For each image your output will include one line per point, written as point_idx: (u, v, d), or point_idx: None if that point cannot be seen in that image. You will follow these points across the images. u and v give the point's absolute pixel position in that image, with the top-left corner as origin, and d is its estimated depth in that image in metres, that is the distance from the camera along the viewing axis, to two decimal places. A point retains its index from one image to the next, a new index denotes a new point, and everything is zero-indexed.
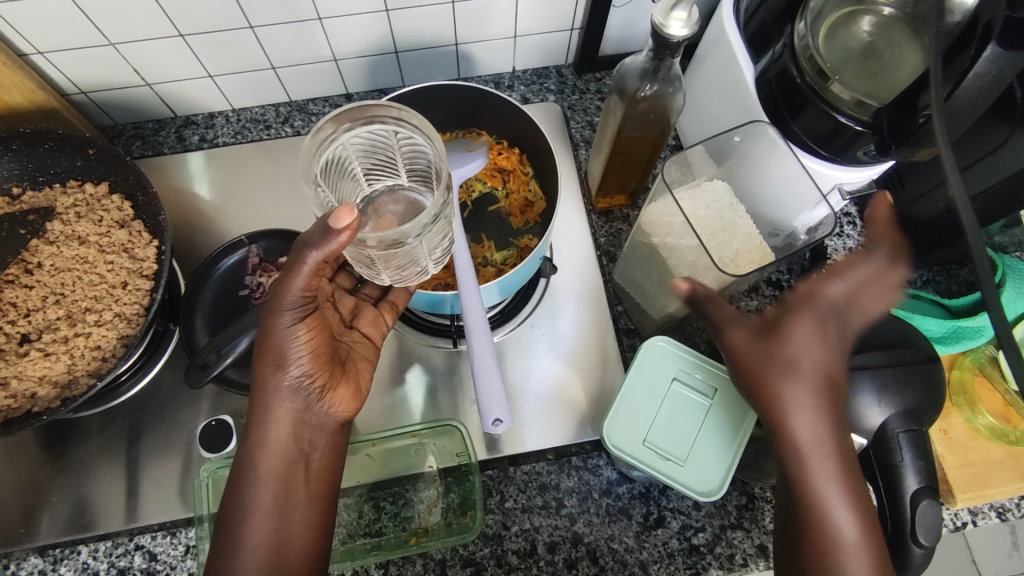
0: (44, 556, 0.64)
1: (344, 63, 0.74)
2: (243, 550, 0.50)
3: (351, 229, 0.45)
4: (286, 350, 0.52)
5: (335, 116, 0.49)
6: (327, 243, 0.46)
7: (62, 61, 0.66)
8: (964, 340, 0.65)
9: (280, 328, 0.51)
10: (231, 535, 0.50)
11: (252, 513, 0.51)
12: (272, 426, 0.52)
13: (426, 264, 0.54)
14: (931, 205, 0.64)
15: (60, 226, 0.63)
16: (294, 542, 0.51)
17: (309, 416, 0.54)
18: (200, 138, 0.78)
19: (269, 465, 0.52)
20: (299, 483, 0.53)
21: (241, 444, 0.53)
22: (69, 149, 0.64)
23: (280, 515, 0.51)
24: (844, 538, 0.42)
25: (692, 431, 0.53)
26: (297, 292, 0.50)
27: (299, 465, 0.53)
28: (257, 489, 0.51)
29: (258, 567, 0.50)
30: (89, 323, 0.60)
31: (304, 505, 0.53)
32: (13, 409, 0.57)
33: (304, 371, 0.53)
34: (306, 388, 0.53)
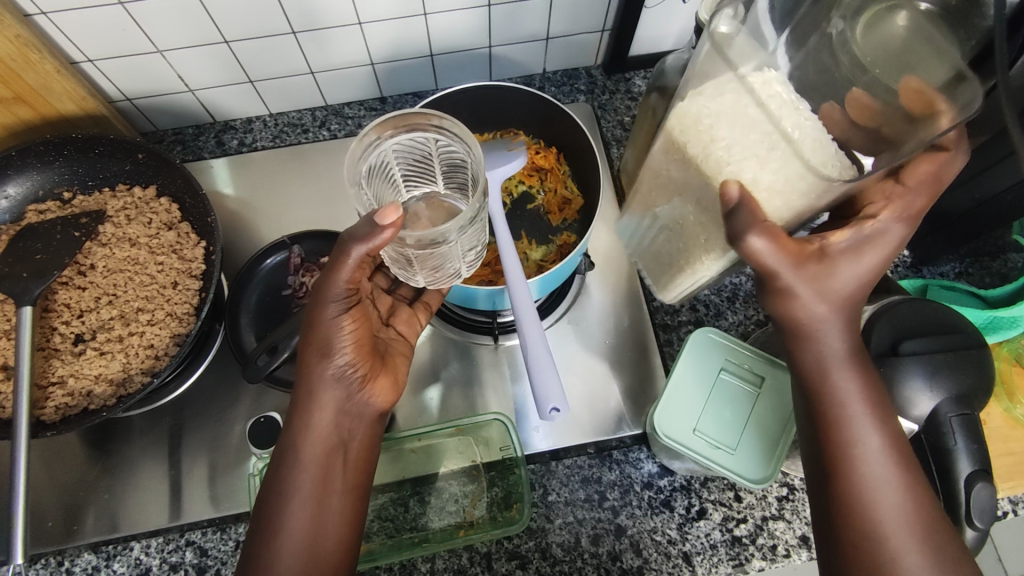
0: (96, 552, 0.65)
1: (381, 67, 0.76)
2: (281, 536, 0.51)
3: (395, 226, 0.47)
4: (331, 339, 0.53)
5: (379, 124, 0.51)
6: (372, 238, 0.47)
7: (110, 69, 0.68)
8: (1000, 330, 0.65)
9: (326, 318, 0.53)
10: (268, 523, 0.51)
11: (290, 498, 0.52)
12: (313, 415, 0.53)
13: (460, 266, 0.56)
14: (963, 199, 0.65)
15: (112, 228, 0.65)
16: (329, 531, 0.52)
17: (351, 406, 0.54)
18: (239, 143, 0.80)
19: (309, 455, 0.53)
20: (337, 474, 0.53)
21: (284, 430, 0.54)
22: (119, 153, 0.66)
23: (317, 503, 0.52)
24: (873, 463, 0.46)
25: (741, 416, 0.54)
26: (343, 284, 0.52)
27: (338, 454, 0.54)
28: (297, 475, 0.52)
29: (295, 555, 0.50)
30: (142, 322, 0.61)
31: (340, 494, 0.53)
32: (71, 406, 0.58)
33: (348, 360, 0.53)
34: (349, 377, 0.54)
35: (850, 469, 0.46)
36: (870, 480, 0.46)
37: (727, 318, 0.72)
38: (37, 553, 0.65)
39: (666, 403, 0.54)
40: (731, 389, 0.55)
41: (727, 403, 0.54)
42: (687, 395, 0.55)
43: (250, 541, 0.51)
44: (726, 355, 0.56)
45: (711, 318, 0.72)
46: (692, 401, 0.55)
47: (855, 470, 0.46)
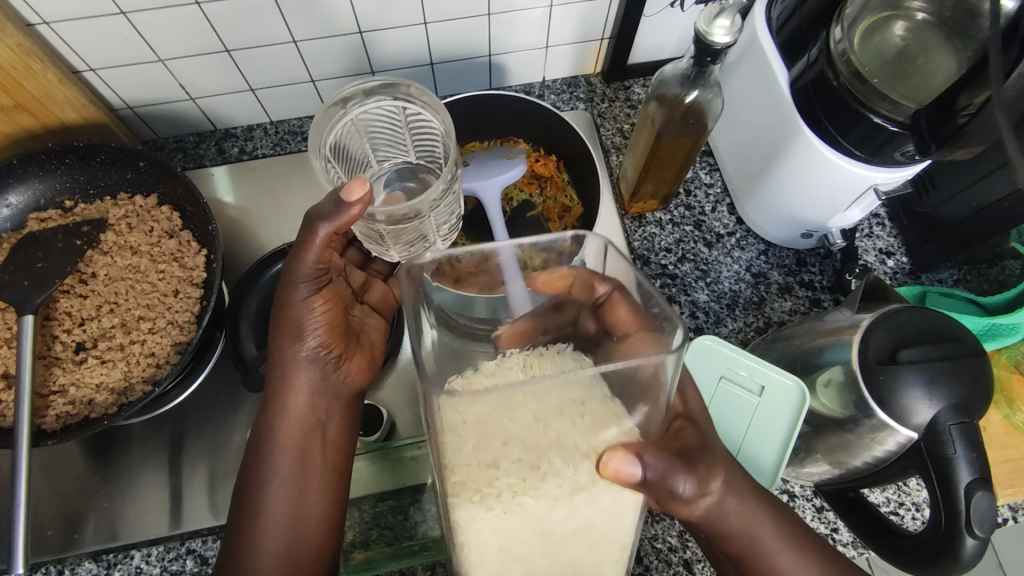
0: (97, 562, 0.65)
1: (382, 75, 0.76)
2: (261, 519, 0.50)
3: (362, 202, 0.48)
4: (303, 321, 0.52)
5: (345, 95, 0.53)
6: (339, 216, 0.48)
7: (112, 78, 0.68)
8: (999, 337, 0.65)
9: (297, 300, 0.52)
10: (249, 504, 0.51)
11: (270, 479, 0.51)
12: (289, 397, 0.53)
13: (431, 237, 0.58)
14: (960, 206, 0.65)
15: (113, 236, 0.65)
16: (309, 514, 0.51)
17: (325, 386, 0.55)
18: (240, 151, 0.80)
19: (286, 437, 0.53)
20: (315, 454, 0.53)
21: (261, 412, 0.54)
22: (120, 162, 0.67)
23: (297, 488, 0.52)
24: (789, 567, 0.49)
25: (742, 427, 0.55)
26: (311, 264, 0.51)
27: (316, 434, 0.54)
28: (275, 456, 0.52)
29: (274, 537, 0.50)
30: (143, 331, 0.61)
31: (320, 476, 0.53)
32: (72, 415, 0.58)
33: (320, 341, 0.53)
34: (323, 359, 0.54)
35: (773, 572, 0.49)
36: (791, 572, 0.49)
37: (727, 325, 0.72)
38: (38, 561, 0.64)
39: None
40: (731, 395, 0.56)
41: (726, 410, 0.55)
42: None
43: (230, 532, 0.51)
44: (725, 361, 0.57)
45: (711, 325, 0.72)
46: None
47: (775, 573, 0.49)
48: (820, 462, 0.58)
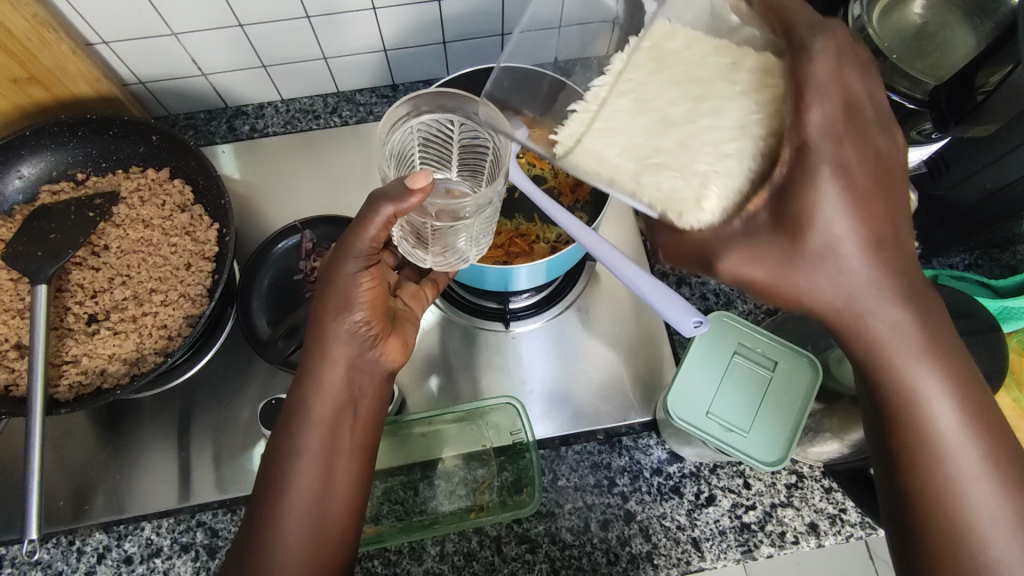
0: (108, 532, 0.65)
1: (393, 54, 0.76)
2: (292, 490, 0.50)
3: (423, 192, 0.47)
4: (349, 295, 0.53)
5: (411, 101, 0.52)
6: (401, 201, 0.48)
7: (125, 51, 0.68)
8: (1012, 320, 0.65)
9: (344, 274, 0.53)
10: (277, 473, 0.50)
11: (301, 452, 0.50)
12: (328, 368, 0.52)
13: (467, 250, 0.58)
14: (974, 189, 0.65)
15: (126, 209, 0.65)
16: (338, 489, 0.51)
17: (361, 363, 0.54)
18: (251, 128, 0.80)
19: (320, 412, 0.52)
20: (347, 430, 0.52)
21: (295, 382, 0.53)
22: (133, 135, 0.67)
23: (326, 461, 0.51)
24: (949, 427, 0.43)
25: (755, 401, 0.55)
26: (367, 240, 0.51)
27: (349, 409, 0.53)
28: (309, 428, 0.51)
29: (302, 511, 0.49)
30: (155, 303, 0.62)
31: (348, 453, 0.52)
32: (85, 385, 0.58)
33: (365, 317, 0.53)
34: (363, 335, 0.53)
35: (930, 449, 0.43)
36: (955, 447, 0.43)
37: (738, 307, 0.71)
38: (49, 532, 0.64)
39: (672, 389, 0.55)
40: (744, 373, 0.56)
41: (742, 390, 0.55)
42: (696, 383, 0.56)
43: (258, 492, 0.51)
44: (731, 339, 0.57)
45: (722, 306, 0.71)
46: (708, 389, 0.56)
47: (936, 452, 0.43)
48: (829, 440, 0.58)
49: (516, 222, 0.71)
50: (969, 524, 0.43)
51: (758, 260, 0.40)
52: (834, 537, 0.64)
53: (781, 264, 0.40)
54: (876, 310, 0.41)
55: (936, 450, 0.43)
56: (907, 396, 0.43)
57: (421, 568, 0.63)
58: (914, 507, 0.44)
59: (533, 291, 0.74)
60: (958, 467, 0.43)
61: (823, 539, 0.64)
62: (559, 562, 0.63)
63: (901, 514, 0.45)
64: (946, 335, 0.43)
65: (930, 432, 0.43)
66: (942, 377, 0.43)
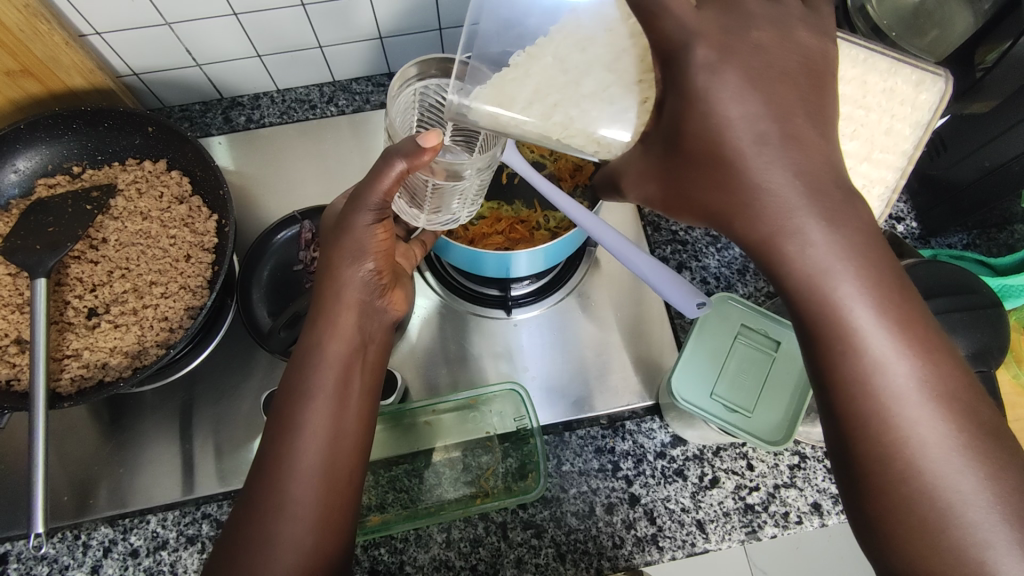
0: (113, 526, 0.64)
1: (388, 41, 0.75)
2: (303, 435, 0.48)
3: (435, 150, 0.48)
4: (363, 243, 0.53)
5: (422, 61, 0.54)
6: (416, 158, 0.48)
7: (118, 42, 0.67)
8: (1011, 298, 0.65)
9: (360, 225, 0.52)
10: (288, 414, 0.49)
11: (313, 397, 0.49)
12: (341, 311, 0.52)
13: (459, 212, 0.59)
14: (972, 168, 0.65)
15: (123, 202, 0.65)
16: (348, 432, 0.50)
17: (370, 311, 0.54)
18: (247, 119, 0.79)
19: (331, 358, 0.51)
20: (357, 383, 0.51)
21: (307, 332, 0.52)
22: (129, 127, 0.66)
23: (339, 400, 0.50)
24: (900, 382, 0.37)
25: (758, 382, 0.55)
26: (382, 194, 0.51)
27: (359, 355, 0.52)
28: (320, 374, 0.50)
29: (319, 450, 0.48)
30: (156, 295, 0.61)
31: (359, 398, 0.51)
32: (86, 378, 0.58)
33: (377, 265, 0.54)
34: (374, 285, 0.54)
35: (875, 406, 0.37)
36: (904, 406, 0.37)
37: (739, 290, 0.71)
38: (54, 527, 0.64)
39: (675, 370, 0.56)
40: (747, 353, 0.56)
41: (747, 371, 0.55)
42: (700, 364, 0.56)
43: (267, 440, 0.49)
44: (734, 321, 0.57)
45: (722, 289, 0.71)
46: (710, 368, 0.56)
47: (884, 409, 0.37)
48: None
49: (517, 207, 0.71)
50: (925, 492, 0.36)
51: (649, 177, 0.42)
52: (836, 516, 0.64)
53: (665, 182, 0.42)
54: (788, 238, 0.37)
55: (881, 408, 0.37)
56: (841, 348, 0.38)
57: (427, 555, 0.63)
58: (860, 476, 0.38)
59: (534, 278, 0.74)
60: (915, 427, 0.37)
61: (826, 519, 0.64)
62: (565, 547, 0.63)
63: (852, 484, 0.39)
64: (886, 272, 0.37)
65: (878, 391, 0.37)
66: (881, 323, 0.37)
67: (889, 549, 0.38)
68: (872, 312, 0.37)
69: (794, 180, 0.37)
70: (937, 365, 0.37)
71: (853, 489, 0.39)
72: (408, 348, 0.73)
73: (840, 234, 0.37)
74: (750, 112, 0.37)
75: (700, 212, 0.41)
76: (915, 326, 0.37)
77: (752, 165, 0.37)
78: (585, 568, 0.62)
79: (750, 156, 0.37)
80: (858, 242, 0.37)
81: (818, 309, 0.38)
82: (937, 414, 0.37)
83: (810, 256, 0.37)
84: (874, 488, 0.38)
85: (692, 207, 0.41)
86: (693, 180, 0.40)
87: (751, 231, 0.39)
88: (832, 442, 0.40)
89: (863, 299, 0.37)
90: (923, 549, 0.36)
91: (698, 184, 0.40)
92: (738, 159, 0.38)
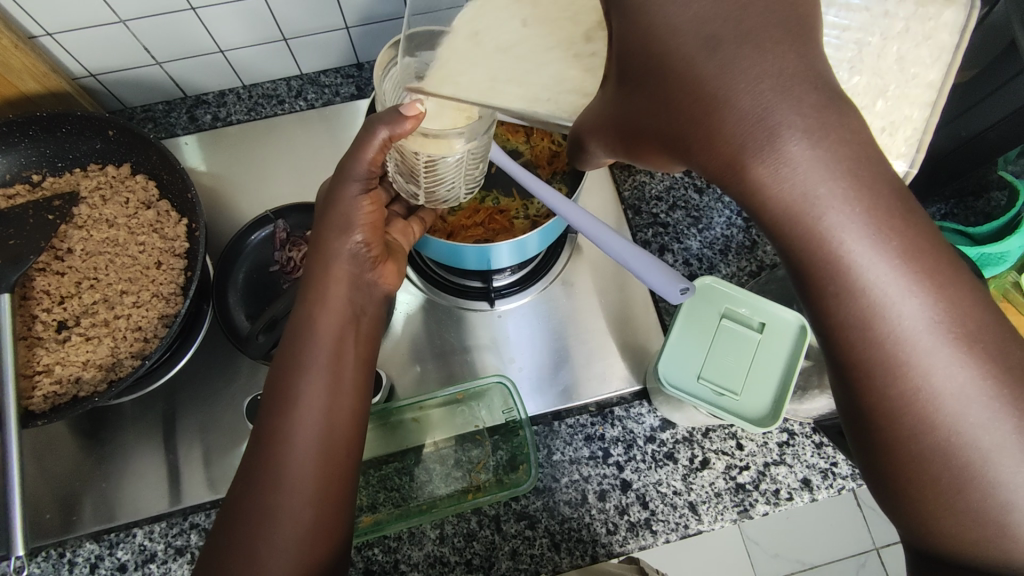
0: (98, 541, 0.63)
1: (355, 31, 0.73)
2: (291, 438, 0.47)
3: (415, 120, 0.46)
4: (351, 214, 0.52)
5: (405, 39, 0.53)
6: (396, 127, 0.46)
7: (71, 43, 0.64)
8: (990, 266, 0.65)
9: (347, 197, 0.52)
10: (275, 411, 0.48)
11: (300, 392, 0.48)
12: (329, 284, 0.51)
13: (459, 187, 0.57)
14: (947, 138, 0.65)
15: (87, 210, 0.63)
16: (340, 420, 0.49)
17: (362, 284, 0.53)
18: (213, 118, 0.77)
19: (317, 358, 0.49)
20: (346, 384, 0.50)
21: (288, 333, 0.51)
22: (88, 132, 0.64)
23: (329, 399, 0.48)
24: (907, 323, 0.31)
25: (745, 365, 0.55)
26: (367, 163, 0.50)
27: (351, 328, 0.51)
28: (306, 369, 0.48)
29: (307, 453, 0.47)
30: (127, 305, 0.60)
31: (349, 392, 0.50)
32: (60, 395, 0.56)
33: (366, 238, 0.53)
34: (363, 256, 0.53)
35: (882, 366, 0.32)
36: (912, 354, 0.31)
37: (721, 270, 0.71)
38: (37, 546, 0.62)
39: (661, 356, 0.56)
40: (737, 334, 0.55)
41: (738, 352, 0.55)
42: (689, 348, 0.56)
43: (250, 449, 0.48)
44: (721, 303, 0.57)
45: (705, 271, 0.71)
46: (696, 353, 0.56)
47: (891, 359, 0.32)
48: (818, 397, 0.58)
49: (495, 196, 0.70)
50: (941, 448, 0.32)
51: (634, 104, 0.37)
52: (826, 491, 0.65)
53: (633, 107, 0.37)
54: (759, 162, 0.31)
55: (882, 357, 0.32)
56: (834, 289, 0.32)
57: (422, 552, 0.62)
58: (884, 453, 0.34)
59: (516, 268, 0.73)
60: (927, 376, 0.31)
61: (816, 494, 0.64)
62: (560, 536, 0.63)
63: (861, 437, 0.35)
64: (887, 198, 0.30)
65: (881, 337, 0.32)
66: (875, 259, 0.31)
67: (903, 502, 0.34)
68: (868, 241, 0.30)
69: (765, 91, 0.30)
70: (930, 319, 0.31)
71: (869, 460, 0.35)
72: (392, 344, 0.72)
73: (826, 152, 0.30)
74: (704, 17, 0.32)
75: (665, 142, 0.36)
76: (923, 253, 0.31)
77: (712, 75, 0.31)
78: (580, 556, 0.62)
79: (702, 68, 0.32)
80: (843, 159, 0.30)
81: (804, 248, 0.32)
82: (956, 358, 0.31)
83: (788, 181, 0.31)
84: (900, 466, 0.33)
85: (649, 135, 0.37)
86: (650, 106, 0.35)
87: (715, 155, 0.32)
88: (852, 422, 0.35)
89: (855, 229, 0.30)
90: (938, 505, 0.33)
91: (651, 108, 0.36)
92: (688, 72, 0.32)
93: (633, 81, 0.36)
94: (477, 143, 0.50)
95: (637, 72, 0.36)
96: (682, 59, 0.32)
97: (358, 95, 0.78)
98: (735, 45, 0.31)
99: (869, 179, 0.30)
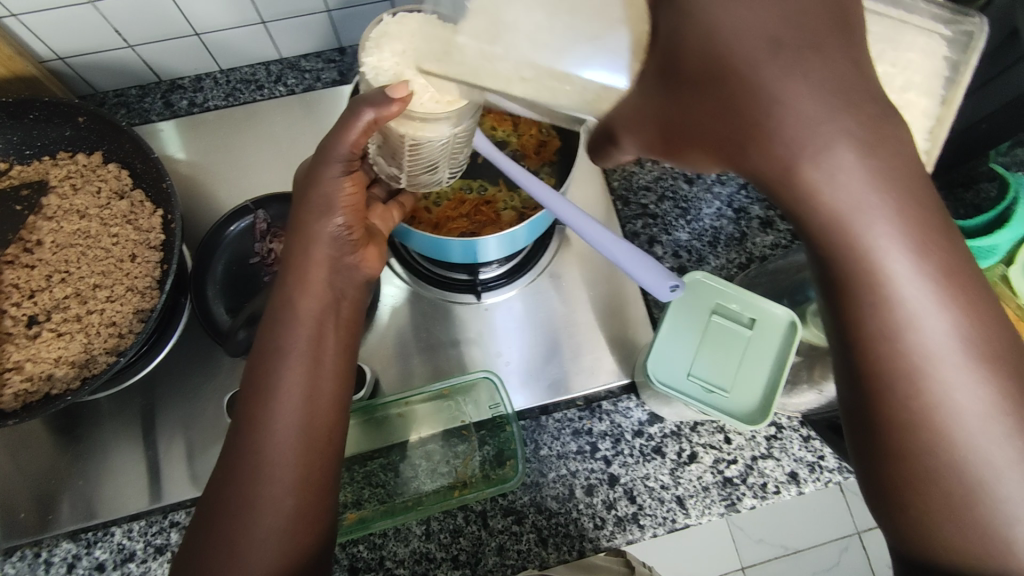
0: (76, 540, 0.61)
1: (337, 14, 0.71)
2: (270, 439, 0.45)
3: (403, 102, 0.44)
4: (330, 197, 0.50)
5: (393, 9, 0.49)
6: (382, 109, 0.44)
7: (37, 24, 0.62)
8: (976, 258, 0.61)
9: (327, 179, 0.50)
10: (254, 413, 0.46)
11: (279, 393, 0.46)
12: (307, 279, 0.49)
13: (443, 173, 0.56)
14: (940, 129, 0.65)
15: (56, 200, 0.61)
16: (322, 419, 0.47)
17: (342, 269, 0.51)
18: (189, 103, 0.74)
19: (297, 358, 0.47)
20: (326, 383, 0.48)
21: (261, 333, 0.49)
22: (56, 118, 0.62)
23: (310, 400, 0.46)
24: (939, 338, 0.33)
25: (734, 362, 0.54)
26: (349, 146, 0.48)
27: (333, 314, 0.49)
28: (285, 369, 0.47)
29: (288, 455, 0.45)
30: (101, 300, 0.58)
31: (332, 392, 0.48)
32: (31, 393, 0.54)
33: (347, 221, 0.50)
34: (346, 241, 0.51)
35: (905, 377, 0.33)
36: (938, 368, 0.33)
37: (711, 263, 0.70)
38: (13, 546, 0.61)
39: (651, 353, 0.55)
40: (727, 329, 0.55)
41: (727, 348, 0.54)
42: (679, 345, 0.55)
43: (229, 450, 0.46)
44: (708, 297, 0.56)
45: (695, 263, 0.70)
46: (689, 349, 0.55)
47: (918, 373, 0.33)
48: (805, 391, 0.58)
49: (481, 187, 0.69)
50: None
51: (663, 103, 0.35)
52: (813, 484, 0.64)
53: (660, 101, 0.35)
54: (813, 165, 0.31)
55: (907, 380, 0.33)
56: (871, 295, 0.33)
57: (407, 549, 0.61)
58: (895, 470, 0.35)
59: (503, 260, 0.72)
60: None
61: (803, 487, 0.64)
62: (547, 532, 0.62)
63: (861, 437, 0.36)
64: (937, 206, 0.32)
65: None
66: (920, 272, 0.32)
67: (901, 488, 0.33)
68: (910, 257, 0.32)
69: (824, 89, 0.31)
70: (958, 354, 0.33)
71: (869, 475, 0.36)
72: (377, 338, 0.71)
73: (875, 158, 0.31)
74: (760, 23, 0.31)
75: (706, 146, 0.35)
76: None
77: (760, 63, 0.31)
78: (567, 551, 0.62)
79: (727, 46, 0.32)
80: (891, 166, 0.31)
81: None
82: (978, 379, 0.33)
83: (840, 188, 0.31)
84: (905, 483, 0.35)
85: (699, 138, 0.34)
86: (696, 107, 0.34)
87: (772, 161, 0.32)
88: (859, 439, 0.36)
89: (906, 243, 0.32)
90: (925, 502, 0.34)
91: (702, 110, 0.33)
92: (740, 68, 0.32)
93: (676, 80, 0.34)
94: (463, 128, 0.48)
95: (684, 74, 0.34)
96: (734, 48, 0.32)
97: (340, 81, 0.76)
98: (793, 50, 0.31)
99: (923, 199, 0.32)
